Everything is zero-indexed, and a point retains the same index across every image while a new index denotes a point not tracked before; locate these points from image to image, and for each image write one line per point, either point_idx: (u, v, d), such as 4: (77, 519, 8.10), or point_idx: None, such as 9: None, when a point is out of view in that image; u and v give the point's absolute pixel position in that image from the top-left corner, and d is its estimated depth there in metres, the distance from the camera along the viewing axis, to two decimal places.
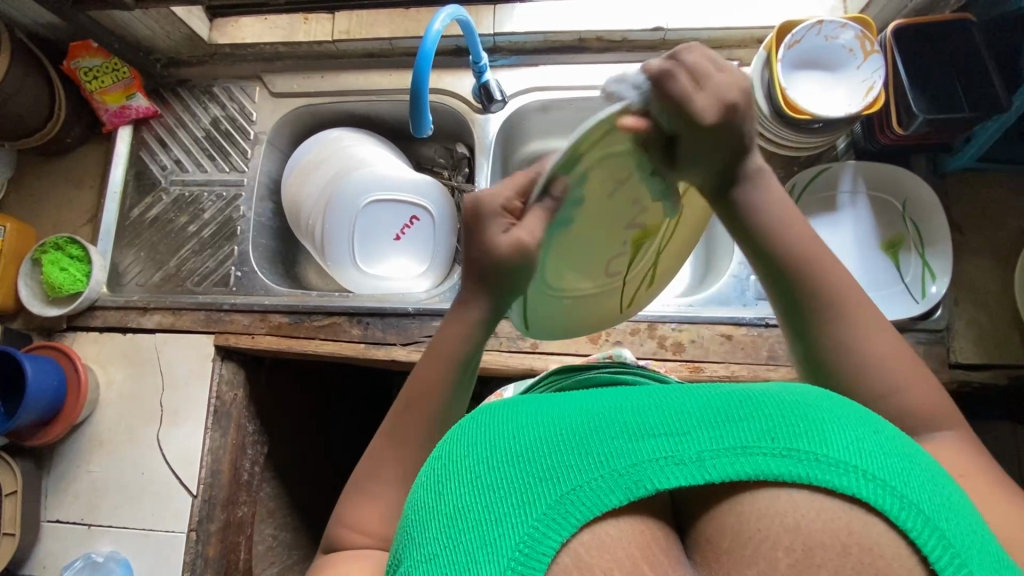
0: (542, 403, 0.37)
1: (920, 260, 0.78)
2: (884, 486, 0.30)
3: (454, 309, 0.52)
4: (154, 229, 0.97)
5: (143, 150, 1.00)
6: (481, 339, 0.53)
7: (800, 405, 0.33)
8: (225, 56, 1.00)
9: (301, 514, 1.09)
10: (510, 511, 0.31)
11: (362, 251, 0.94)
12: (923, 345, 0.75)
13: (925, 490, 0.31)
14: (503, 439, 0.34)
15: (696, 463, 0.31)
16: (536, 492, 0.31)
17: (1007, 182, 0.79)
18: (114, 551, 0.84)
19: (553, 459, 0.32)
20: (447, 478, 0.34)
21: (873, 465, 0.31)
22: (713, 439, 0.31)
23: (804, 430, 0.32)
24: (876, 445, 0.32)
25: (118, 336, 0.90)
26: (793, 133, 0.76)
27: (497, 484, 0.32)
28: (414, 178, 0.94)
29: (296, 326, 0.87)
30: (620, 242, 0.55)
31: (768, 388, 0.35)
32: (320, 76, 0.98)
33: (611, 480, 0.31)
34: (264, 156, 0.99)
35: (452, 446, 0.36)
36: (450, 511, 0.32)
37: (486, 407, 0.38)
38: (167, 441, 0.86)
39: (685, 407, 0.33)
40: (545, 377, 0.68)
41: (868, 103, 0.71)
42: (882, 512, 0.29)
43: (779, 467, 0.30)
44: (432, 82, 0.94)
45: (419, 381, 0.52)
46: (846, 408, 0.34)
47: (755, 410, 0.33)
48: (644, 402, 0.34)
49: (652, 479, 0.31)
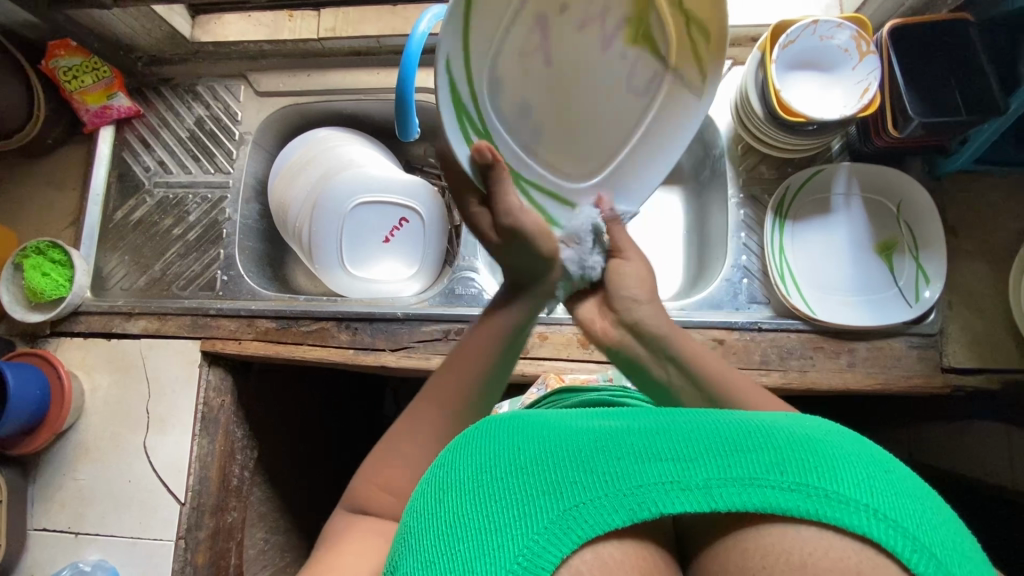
0: (549, 422, 0.38)
1: (914, 265, 0.77)
2: (895, 526, 0.30)
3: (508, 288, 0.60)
4: (138, 232, 0.96)
5: (126, 151, 0.98)
6: (529, 318, 0.59)
7: (812, 441, 0.34)
8: (208, 54, 0.97)
9: (292, 517, 1.08)
10: (512, 522, 0.31)
11: (350, 253, 0.92)
12: (916, 350, 0.75)
13: (938, 534, 0.31)
14: (508, 450, 0.35)
15: (703, 490, 0.32)
16: (538, 504, 0.31)
17: (1004, 185, 0.78)
18: (101, 560, 0.83)
19: (557, 474, 0.33)
20: (448, 484, 0.34)
21: (883, 504, 0.31)
22: (721, 467, 0.32)
23: (814, 463, 0.32)
24: (887, 485, 0.32)
25: (103, 342, 0.89)
26: (786, 135, 0.75)
27: (498, 493, 0.32)
28: (403, 180, 0.92)
29: (283, 332, 0.86)
30: (620, 54, 0.56)
31: (777, 421, 0.36)
32: (306, 75, 0.95)
33: (616, 499, 0.32)
34: (250, 157, 0.97)
35: (456, 454, 0.37)
36: (450, 518, 0.32)
37: (492, 419, 0.39)
38: (154, 449, 0.85)
39: (692, 434, 0.34)
40: (543, 398, 0.71)
41: (864, 105, 0.70)
42: (892, 553, 0.30)
43: (787, 500, 0.31)
44: (421, 81, 0.92)
45: (457, 364, 0.55)
46: (858, 446, 0.35)
47: (764, 443, 0.33)
48: (655, 428, 0.35)
49: (657, 502, 0.32)
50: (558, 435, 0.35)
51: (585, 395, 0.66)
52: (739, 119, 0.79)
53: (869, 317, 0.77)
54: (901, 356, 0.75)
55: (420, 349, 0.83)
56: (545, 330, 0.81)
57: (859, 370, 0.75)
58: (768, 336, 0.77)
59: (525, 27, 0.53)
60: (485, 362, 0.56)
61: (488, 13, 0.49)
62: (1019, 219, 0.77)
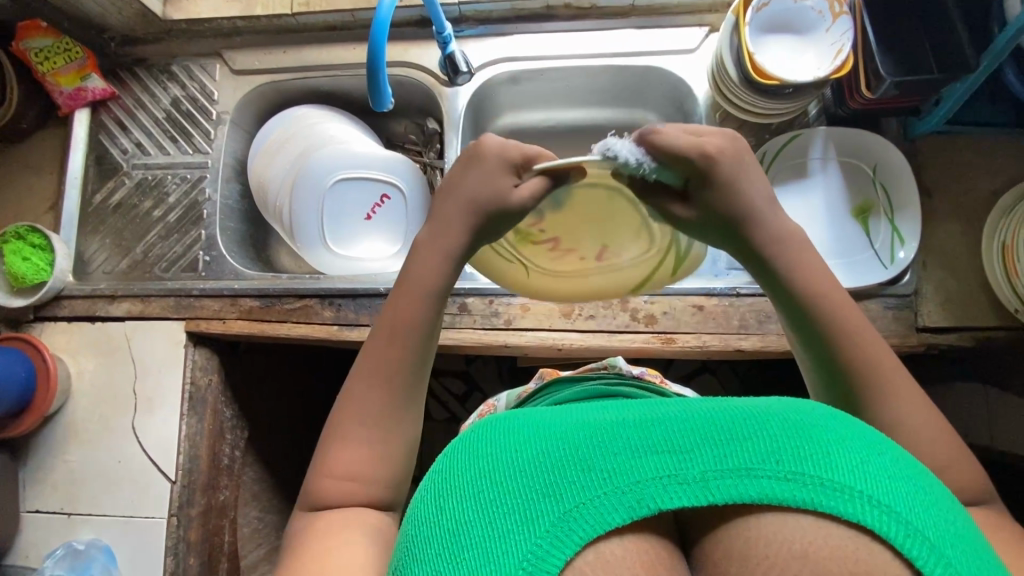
0: (547, 421, 0.40)
1: (888, 224, 0.78)
2: (889, 512, 0.33)
3: (427, 240, 0.57)
4: (118, 215, 0.95)
5: (103, 133, 0.97)
6: (453, 270, 0.57)
7: (805, 426, 0.36)
8: (182, 32, 0.96)
9: (286, 494, 1.10)
10: (514, 528, 0.34)
11: (332, 231, 0.92)
12: (891, 310, 0.76)
13: (931, 517, 0.33)
14: (509, 454, 0.37)
15: (700, 483, 0.34)
16: (539, 510, 0.34)
17: (978, 145, 0.78)
18: (94, 540, 0.84)
19: (557, 476, 0.35)
20: (452, 492, 0.37)
21: (876, 490, 0.33)
22: (716, 459, 0.34)
23: (810, 452, 0.34)
24: (879, 469, 0.35)
25: (87, 325, 0.89)
26: (761, 98, 0.75)
27: (500, 501, 0.35)
28: (384, 156, 0.92)
29: (266, 310, 0.86)
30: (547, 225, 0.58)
31: (774, 407, 0.38)
32: (282, 51, 0.94)
33: (615, 498, 0.34)
34: (228, 137, 0.96)
35: (460, 461, 0.39)
36: (456, 527, 0.35)
37: (494, 421, 0.42)
38: (142, 429, 0.86)
39: (689, 426, 0.36)
40: (540, 390, 0.74)
41: (836, 67, 0.70)
42: (887, 540, 0.32)
43: (783, 490, 0.33)
44: (397, 55, 0.92)
45: (395, 322, 0.55)
46: (850, 430, 0.37)
47: (759, 433, 0.35)
48: (654, 421, 0.37)
49: (655, 498, 0.34)
50: (559, 435, 0.38)
51: (583, 385, 0.68)
52: (714, 86, 0.79)
53: (847, 279, 0.77)
54: (876, 317, 0.76)
55: None
56: (527, 301, 0.82)
57: None
58: (747, 302, 0.79)
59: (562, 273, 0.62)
60: (427, 304, 0.56)
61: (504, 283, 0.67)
62: (992, 178, 0.78)
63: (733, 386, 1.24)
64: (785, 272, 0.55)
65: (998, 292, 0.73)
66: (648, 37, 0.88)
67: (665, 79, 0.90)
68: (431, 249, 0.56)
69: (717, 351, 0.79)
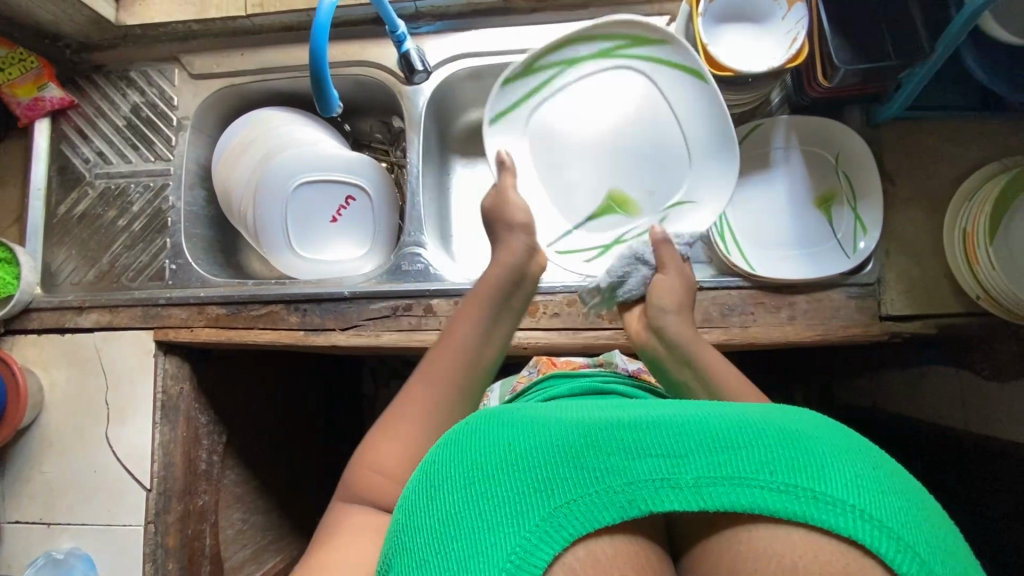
0: (548, 419, 0.43)
1: (849, 211, 0.78)
2: (879, 529, 0.36)
3: (503, 251, 0.71)
4: (82, 226, 0.94)
5: (64, 143, 0.96)
6: (517, 273, 0.70)
7: (801, 439, 0.40)
8: (137, 37, 0.95)
9: (269, 496, 1.12)
10: (505, 520, 0.38)
11: (299, 235, 0.92)
12: (854, 299, 0.76)
13: (922, 535, 0.37)
14: (507, 447, 0.41)
15: (693, 489, 0.38)
16: (533, 504, 0.38)
17: (941, 130, 0.77)
18: (74, 548, 0.85)
19: (553, 473, 0.39)
20: (446, 486, 0.41)
21: (869, 506, 0.37)
22: (708, 468, 0.38)
23: (804, 466, 0.38)
24: (873, 484, 0.38)
25: (57, 337, 0.89)
26: (720, 89, 0.75)
27: (493, 494, 0.39)
28: (347, 157, 0.91)
29: (233, 317, 0.86)
30: (570, 131, 0.81)
31: (773, 417, 0.42)
32: (240, 54, 0.93)
33: (607, 498, 0.38)
34: (191, 142, 0.95)
35: (457, 451, 0.43)
36: (451, 518, 0.39)
37: (496, 415, 0.45)
38: (116, 438, 0.87)
39: (688, 433, 0.40)
40: (535, 384, 0.74)
41: (791, 55, 0.69)
42: (877, 555, 0.36)
43: (776, 500, 0.37)
44: (355, 53, 0.90)
45: (457, 330, 0.65)
46: (850, 446, 0.41)
47: (757, 444, 0.39)
48: (654, 424, 0.41)
49: (647, 501, 0.38)
50: (559, 432, 0.41)
51: (574, 380, 0.70)
52: None
53: (809, 271, 0.77)
54: (839, 307, 0.76)
55: (370, 327, 0.83)
56: None
57: (799, 323, 0.76)
58: (711, 291, 0.78)
59: (648, 153, 0.80)
60: (489, 307, 0.67)
61: (608, 234, 0.81)
62: (956, 164, 0.77)
63: None
64: (673, 335, 0.68)
65: (961, 279, 0.72)
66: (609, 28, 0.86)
67: None
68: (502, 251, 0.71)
69: None
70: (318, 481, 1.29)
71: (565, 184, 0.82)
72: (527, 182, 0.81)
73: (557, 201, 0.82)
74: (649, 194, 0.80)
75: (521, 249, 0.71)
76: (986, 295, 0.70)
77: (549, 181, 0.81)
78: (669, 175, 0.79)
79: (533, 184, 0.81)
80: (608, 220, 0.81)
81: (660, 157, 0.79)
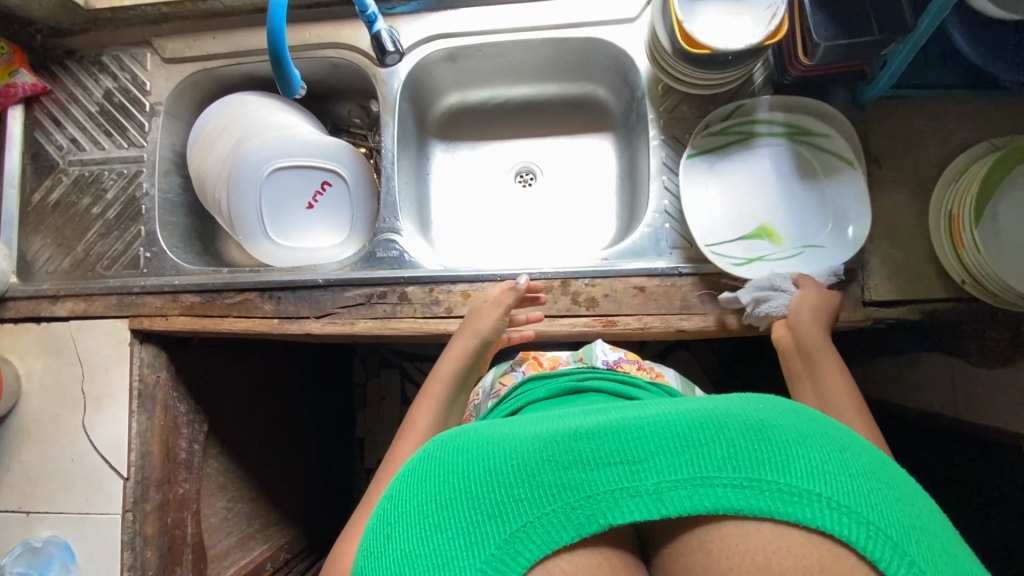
0: (504, 437, 0.42)
1: (846, 164, 0.75)
2: (849, 515, 0.35)
3: (461, 331, 0.77)
4: (57, 214, 0.93)
5: (38, 130, 0.94)
6: (472, 359, 0.76)
7: (764, 429, 0.38)
8: (108, 21, 0.93)
9: (255, 485, 1.11)
10: (460, 552, 0.37)
11: (274, 222, 0.90)
12: (838, 285, 0.74)
13: (895, 517, 0.35)
14: (461, 475, 0.40)
15: (653, 496, 0.37)
16: (488, 531, 0.37)
17: (928, 110, 0.75)
18: (53, 536, 0.85)
19: (507, 496, 0.38)
20: (402, 522, 0.40)
21: (835, 491, 0.36)
22: (669, 472, 0.37)
23: (768, 458, 0.37)
24: (841, 469, 0.37)
25: (33, 326, 0.88)
26: (697, 69, 0.72)
27: (447, 527, 0.38)
28: (323, 142, 0.90)
29: (207, 306, 0.85)
30: (729, 163, 0.79)
31: (735, 408, 0.41)
32: (212, 37, 0.92)
33: (565, 515, 0.37)
34: (165, 128, 0.94)
35: (413, 485, 0.42)
36: (405, 555, 0.38)
37: (454, 438, 0.45)
38: (93, 427, 0.86)
39: (646, 435, 0.39)
40: (515, 388, 0.74)
41: (770, 32, 0.66)
42: (850, 545, 0.34)
43: (739, 497, 0.36)
44: (327, 35, 0.88)
45: (454, 353, 0.75)
46: (815, 431, 0.39)
47: (718, 440, 0.38)
48: (612, 430, 0.40)
49: (605, 514, 0.37)
50: (514, 449, 0.40)
51: (549, 382, 0.71)
52: (654, 60, 0.77)
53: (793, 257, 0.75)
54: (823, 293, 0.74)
55: (343, 315, 0.82)
56: (468, 288, 0.80)
57: None
58: (690, 276, 0.77)
59: (798, 190, 0.77)
60: (458, 369, 0.75)
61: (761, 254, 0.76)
62: (943, 145, 0.74)
63: (706, 362, 1.24)
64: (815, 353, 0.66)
65: (947, 264, 0.70)
66: (587, 7, 0.84)
67: (607, 50, 0.86)
68: (462, 333, 0.76)
69: (659, 332, 0.77)
70: (306, 469, 1.29)
71: (723, 205, 0.78)
72: (698, 203, 0.77)
73: (716, 222, 0.77)
74: (798, 225, 0.76)
75: (466, 354, 0.75)
76: (971, 279, 0.68)
77: (710, 206, 0.77)
78: (821, 210, 0.76)
79: (686, 199, 0.77)
80: (760, 241, 0.76)
81: (805, 196, 0.76)
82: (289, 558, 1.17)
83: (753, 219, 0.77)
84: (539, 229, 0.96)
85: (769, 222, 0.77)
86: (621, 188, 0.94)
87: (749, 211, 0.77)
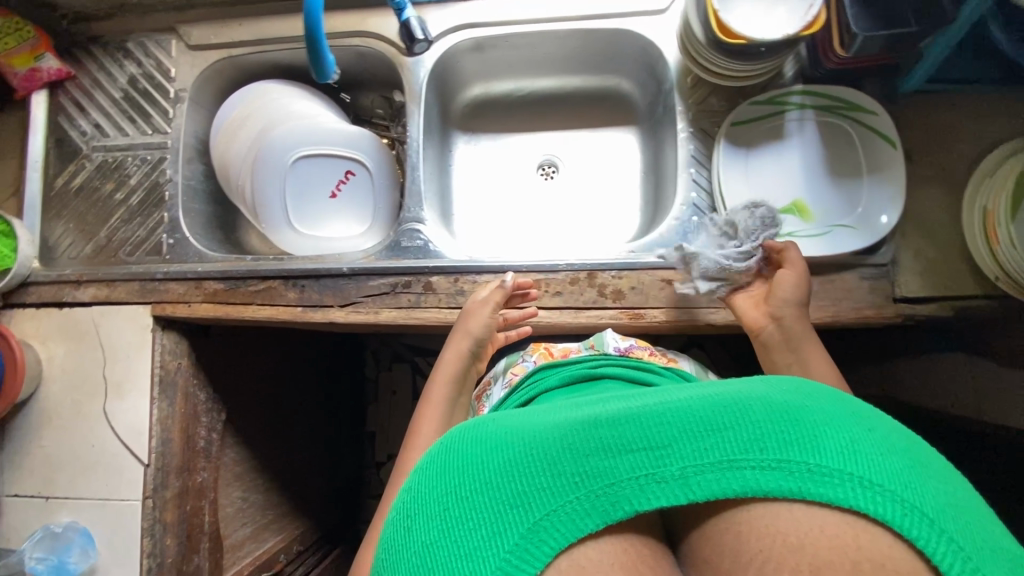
0: (525, 429, 0.42)
1: (887, 143, 0.74)
2: (881, 492, 0.34)
3: (455, 333, 0.77)
4: (80, 199, 0.93)
5: (61, 115, 0.94)
6: (471, 357, 0.77)
7: (791, 410, 0.38)
8: (134, 7, 0.93)
9: (269, 476, 1.11)
10: (482, 543, 0.36)
11: (297, 210, 0.90)
12: (868, 281, 0.73)
13: (929, 494, 0.34)
14: (482, 467, 0.40)
15: (679, 481, 0.36)
16: (511, 520, 0.37)
17: (960, 105, 0.75)
18: (72, 522, 0.85)
19: (529, 485, 0.37)
20: (423, 517, 0.39)
21: (865, 469, 0.35)
22: (695, 456, 0.36)
23: (795, 439, 0.36)
24: (872, 447, 0.36)
25: (55, 311, 0.88)
26: (732, 60, 0.72)
27: (468, 519, 0.37)
28: (347, 130, 0.89)
29: (230, 293, 0.85)
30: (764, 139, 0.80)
31: (760, 391, 0.40)
32: (238, 24, 0.92)
33: (588, 503, 0.37)
34: (188, 115, 0.94)
35: (433, 478, 0.42)
36: (427, 549, 0.37)
37: (473, 432, 0.44)
38: (113, 413, 0.86)
39: (670, 420, 0.38)
40: (528, 375, 0.74)
41: (808, 22, 0.66)
42: (886, 525, 0.33)
43: (767, 479, 0.35)
44: (354, 23, 0.88)
45: (450, 359, 0.77)
46: (843, 411, 0.39)
47: (743, 422, 0.37)
48: (635, 416, 0.39)
49: (631, 500, 0.36)
50: (535, 440, 0.40)
51: (562, 371, 0.70)
52: (687, 52, 0.77)
53: (824, 244, 0.74)
54: (853, 289, 0.73)
55: (367, 304, 0.82)
56: (493, 278, 0.80)
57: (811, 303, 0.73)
58: None
59: (830, 170, 0.78)
60: (459, 367, 0.77)
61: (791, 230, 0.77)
62: (976, 140, 0.74)
63: (722, 360, 1.23)
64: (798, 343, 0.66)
65: (980, 259, 0.70)
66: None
67: (634, 42, 0.86)
68: (457, 332, 0.77)
69: (686, 326, 0.76)
70: (319, 461, 1.29)
71: (757, 179, 0.79)
72: (733, 173, 0.79)
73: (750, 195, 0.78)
74: (829, 204, 0.77)
75: (467, 353, 0.77)
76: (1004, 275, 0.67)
77: (746, 178, 0.79)
78: (853, 190, 0.76)
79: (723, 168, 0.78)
80: (791, 217, 0.77)
81: (837, 177, 0.77)
82: (301, 551, 1.16)
83: (785, 194, 0.78)
84: (561, 222, 0.95)
85: (801, 200, 0.78)
86: (645, 182, 0.93)
87: (781, 188, 0.79)
